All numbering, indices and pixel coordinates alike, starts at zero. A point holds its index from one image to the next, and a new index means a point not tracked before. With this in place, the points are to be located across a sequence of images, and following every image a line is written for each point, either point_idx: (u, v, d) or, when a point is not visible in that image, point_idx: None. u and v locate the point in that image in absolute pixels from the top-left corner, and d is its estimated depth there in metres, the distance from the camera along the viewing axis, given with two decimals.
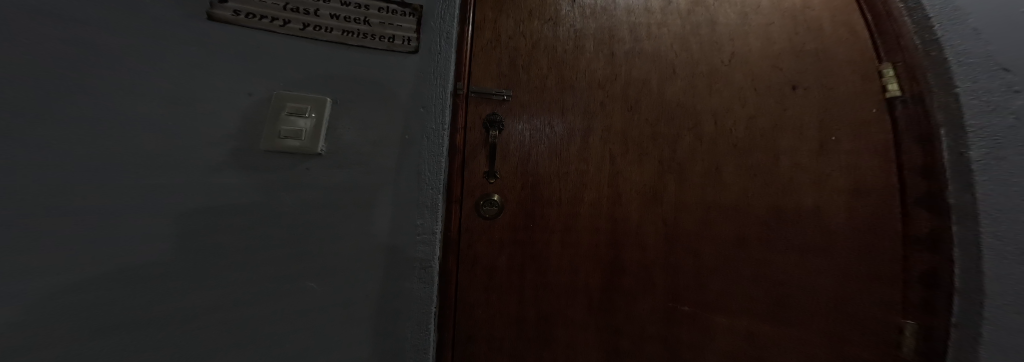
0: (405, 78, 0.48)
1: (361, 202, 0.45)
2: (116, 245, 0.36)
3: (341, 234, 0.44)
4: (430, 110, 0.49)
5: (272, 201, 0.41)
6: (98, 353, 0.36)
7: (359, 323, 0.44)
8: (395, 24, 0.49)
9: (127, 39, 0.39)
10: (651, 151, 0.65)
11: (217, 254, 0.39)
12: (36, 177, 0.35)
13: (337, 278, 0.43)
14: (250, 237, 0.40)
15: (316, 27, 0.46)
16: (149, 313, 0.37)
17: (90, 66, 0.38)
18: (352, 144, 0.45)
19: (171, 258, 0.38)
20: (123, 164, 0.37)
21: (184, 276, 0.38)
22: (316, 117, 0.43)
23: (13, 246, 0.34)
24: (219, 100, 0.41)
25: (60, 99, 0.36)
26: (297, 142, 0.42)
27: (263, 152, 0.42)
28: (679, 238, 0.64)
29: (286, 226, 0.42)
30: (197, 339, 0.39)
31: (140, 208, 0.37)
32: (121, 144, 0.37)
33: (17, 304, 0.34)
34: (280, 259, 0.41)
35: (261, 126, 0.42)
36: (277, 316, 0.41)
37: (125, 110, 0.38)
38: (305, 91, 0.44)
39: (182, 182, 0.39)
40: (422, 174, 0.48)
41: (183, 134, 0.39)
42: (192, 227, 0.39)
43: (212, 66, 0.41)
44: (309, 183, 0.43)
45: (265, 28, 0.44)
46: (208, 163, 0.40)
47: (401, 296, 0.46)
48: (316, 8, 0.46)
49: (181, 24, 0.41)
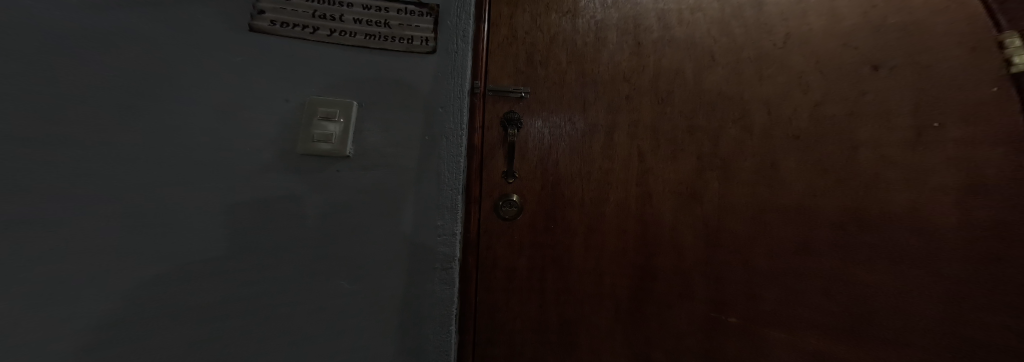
0: (424, 79, 0.50)
1: (382, 203, 0.46)
2: (177, 241, 0.42)
3: (364, 234, 0.46)
4: (447, 110, 0.50)
5: (303, 202, 0.45)
6: (162, 337, 0.41)
7: (381, 321, 0.46)
8: (413, 25, 0.50)
9: (185, 58, 0.44)
10: (687, 147, 0.59)
11: (260, 252, 0.44)
12: (114, 180, 0.40)
13: (363, 276, 0.46)
14: (288, 233, 0.44)
15: (342, 32, 0.49)
16: (204, 303, 0.42)
17: (154, 82, 0.43)
18: (376, 146, 0.47)
19: (222, 253, 0.43)
20: (182, 166, 0.42)
21: (231, 270, 0.43)
22: (344, 122, 0.46)
23: (96, 240, 0.39)
24: (263, 108, 0.46)
25: (133, 108, 0.42)
26: (327, 146, 0.45)
27: (298, 156, 0.45)
28: (724, 243, 0.57)
29: (317, 226, 0.45)
30: (245, 327, 0.43)
31: (197, 207, 0.42)
32: (182, 149, 0.43)
33: (104, 295, 0.39)
34: (313, 257, 0.45)
35: (297, 132, 0.46)
36: (313, 310, 0.45)
37: (185, 120, 0.43)
38: (333, 96, 0.47)
39: (229, 181, 0.43)
40: (441, 174, 0.49)
41: (232, 140, 0.44)
42: (240, 225, 0.43)
43: (255, 76, 0.46)
44: (338, 184, 0.46)
45: (297, 37, 0.48)
46: (255, 167, 0.44)
47: (421, 297, 0.47)
48: (341, 14, 0.49)
49: (227, 39, 0.46)
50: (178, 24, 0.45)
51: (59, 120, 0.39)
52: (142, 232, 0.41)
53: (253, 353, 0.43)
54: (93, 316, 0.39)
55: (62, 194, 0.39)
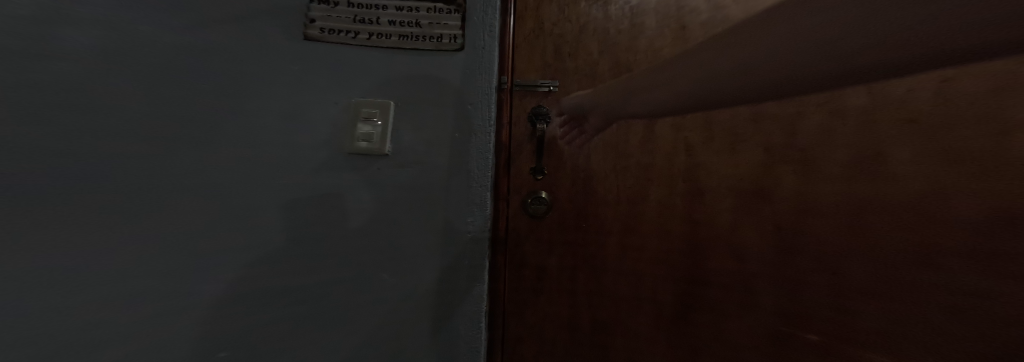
0: (453, 76, 0.50)
1: (418, 199, 0.49)
2: (237, 241, 0.44)
3: (403, 230, 0.48)
4: (476, 106, 0.50)
5: (349, 199, 0.48)
6: (235, 327, 0.44)
7: (419, 314, 0.48)
8: (443, 22, 0.51)
9: (244, 65, 0.47)
10: (750, 139, 0.52)
11: (313, 246, 0.47)
12: (191, 182, 0.43)
13: (403, 271, 0.48)
14: (335, 228, 0.47)
15: (379, 35, 0.51)
16: (267, 294, 0.45)
17: (222, 89, 0.46)
18: (410, 145, 0.49)
19: (283, 248, 0.46)
20: (238, 169, 0.45)
21: (290, 263, 0.46)
22: (383, 123, 0.49)
23: (176, 239, 0.42)
24: (316, 111, 0.49)
25: (205, 113, 0.44)
26: (368, 145, 0.48)
27: (344, 157, 0.49)
28: (795, 250, 0.49)
29: (363, 222, 0.48)
30: (303, 318, 0.46)
31: (261, 206, 0.45)
32: (248, 152, 0.46)
33: (184, 291, 0.42)
34: (358, 251, 0.48)
35: (343, 134, 0.49)
36: (359, 305, 0.47)
37: (250, 124, 0.46)
38: (374, 97, 0.50)
39: (285, 180, 0.47)
40: (470, 171, 0.50)
41: (288, 142, 0.47)
42: (298, 221, 0.47)
43: (308, 81, 0.49)
44: (379, 182, 0.49)
45: (342, 42, 0.50)
46: (312, 167, 0.48)
47: (456, 292, 0.49)
48: (377, 17, 0.51)
49: (285, 46, 0.49)
50: (234, 31, 0.47)
51: (140, 126, 0.41)
52: (202, 236, 0.43)
53: (311, 347, 0.46)
54: (174, 309, 0.42)
55: (128, 202, 0.40)
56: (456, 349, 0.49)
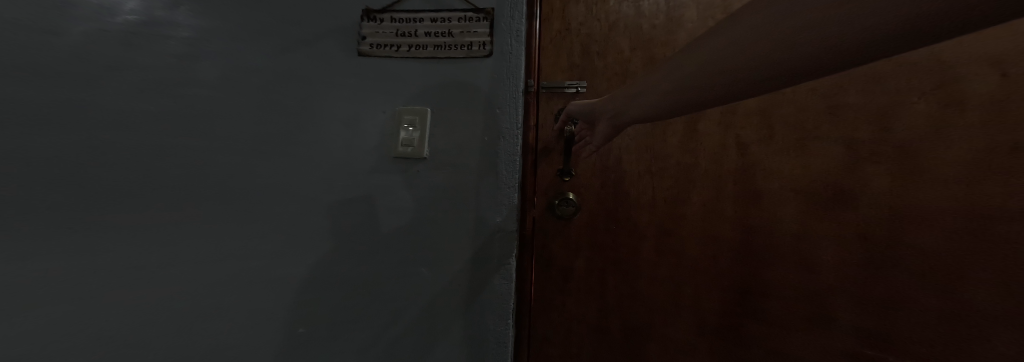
0: (482, 83, 0.52)
1: (452, 201, 0.52)
2: (305, 235, 0.52)
3: (436, 228, 0.52)
4: (504, 110, 0.52)
5: (389, 199, 0.53)
6: (295, 307, 0.51)
7: (451, 307, 0.52)
8: (472, 31, 0.53)
9: (308, 81, 0.54)
10: (824, 134, 0.53)
11: (359, 241, 0.53)
12: (265, 183, 0.51)
13: (440, 269, 0.52)
14: (380, 226, 0.53)
15: (416, 46, 0.54)
16: (322, 280, 0.52)
17: (286, 103, 0.53)
18: (444, 148, 0.53)
19: (333, 240, 0.52)
20: (305, 172, 0.52)
21: (340, 254, 0.52)
22: (419, 128, 0.52)
23: (255, 230, 0.51)
24: (360, 118, 0.54)
25: (273, 125, 0.52)
26: (406, 149, 0.52)
27: (386, 160, 0.53)
28: (881, 258, 0.49)
29: (401, 220, 0.52)
30: (351, 303, 0.52)
31: (317, 204, 0.52)
32: (308, 157, 0.53)
33: (260, 273, 0.51)
34: (398, 245, 0.53)
35: (387, 139, 0.54)
36: (402, 298, 0.52)
37: (309, 133, 0.53)
38: (411, 104, 0.54)
39: (340, 181, 0.53)
40: (498, 173, 0.51)
41: (338, 147, 0.53)
42: (344, 218, 0.53)
43: (358, 93, 0.54)
44: (415, 183, 0.53)
45: (385, 55, 0.55)
46: (359, 170, 0.53)
47: (485, 287, 0.51)
48: (415, 29, 0.54)
49: (335, 61, 0.54)
50: (299, 51, 0.54)
51: (231, 136, 0.51)
52: (280, 230, 0.51)
53: (359, 328, 0.52)
54: (253, 288, 0.50)
55: (224, 199, 0.50)
56: (489, 346, 0.52)
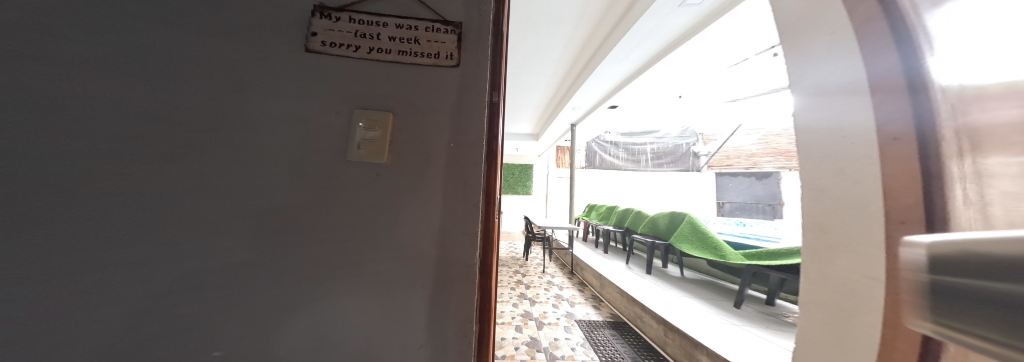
0: (449, 91, 0.52)
1: (414, 211, 0.49)
2: (240, 249, 0.45)
3: (397, 237, 0.49)
4: (471, 117, 0.52)
5: (340, 205, 0.48)
6: (217, 326, 0.45)
7: (411, 317, 0.49)
8: (439, 41, 0.53)
9: (247, 76, 0.47)
10: None
11: (303, 250, 0.47)
12: (185, 184, 0.44)
13: (403, 282, 0.49)
14: (332, 237, 0.47)
15: (378, 50, 0.51)
16: (253, 296, 0.45)
17: (214, 94, 0.46)
18: (408, 151, 0.50)
19: (268, 249, 0.46)
20: (242, 176, 0.46)
21: (279, 268, 0.46)
22: (380, 130, 0.49)
23: (172, 237, 0.44)
24: (309, 116, 0.48)
25: (197, 118, 0.45)
26: (362, 152, 0.48)
27: (337, 162, 0.48)
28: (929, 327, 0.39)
29: (355, 229, 0.48)
30: (287, 321, 0.46)
31: (252, 210, 0.46)
32: (239, 157, 0.46)
33: (175, 288, 0.44)
34: (350, 255, 0.48)
35: (342, 140, 0.49)
36: (360, 313, 0.48)
37: (244, 130, 0.46)
38: (370, 104, 0.50)
39: (282, 187, 0.46)
40: (465, 177, 0.51)
41: (279, 146, 0.47)
42: (284, 225, 0.46)
43: (308, 90, 0.49)
44: (373, 188, 0.49)
45: (341, 54, 0.50)
46: (303, 173, 0.47)
47: (448, 297, 0.49)
48: (378, 32, 0.52)
49: (279, 51, 0.48)
50: (234, 42, 0.47)
51: (141, 129, 0.43)
52: (208, 238, 0.45)
53: (295, 349, 0.46)
54: (168, 304, 0.43)
55: (134, 201, 0.43)
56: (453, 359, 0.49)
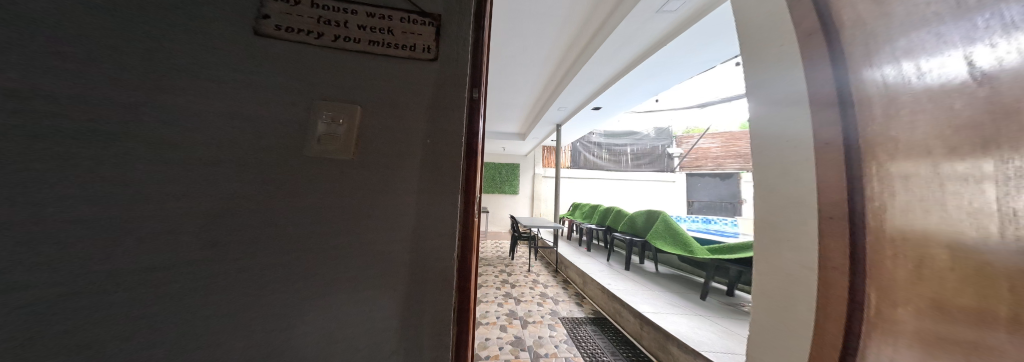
0: (427, 85, 0.48)
1: (386, 212, 0.45)
2: (153, 269, 0.35)
3: (368, 240, 0.44)
4: (450, 113, 0.49)
5: (296, 207, 0.41)
6: None
7: (384, 324, 0.45)
8: (417, 34, 0.49)
9: (163, 53, 0.37)
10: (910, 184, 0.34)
11: (245, 264, 0.39)
12: (53, 186, 0.32)
13: (374, 290, 0.45)
14: (286, 245, 0.40)
15: (346, 38, 0.45)
16: (175, 324, 0.36)
17: (106, 67, 0.34)
18: (382, 146, 0.46)
19: (195, 265, 0.36)
20: (152, 175, 0.35)
21: (214, 287, 0.37)
22: (347, 122, 0.43)
23: (28, 260, 0.31)
24: (253, 102, 0.39)
25: (71, 96, 0.32)
26: (326, 146, 0.42)
27: (293, 158, 0.41)
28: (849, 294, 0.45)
29: (316, 234, 0.42)
30: (227, 347, 0.38)
31: (171, 218, 0.35)
32: (147, 151, 0.35)
33: (39, 329, 0.31)
34: (310, 264, 0.42)
35: (298, 132, 0.41)
36: (326, 333, 0.42)
37: (156, 118, 0.35)
38: (333, 95, 0.43)
39: (221, 190, 0.38)
40: (442, 174, 0.48)
41: (211, 137, 0.37)
42: (218, 234, 0.37)
43: (254, 77, 0.40)
44: (339, 187, 0.43)
45: (300, 41, 0.43)
46: (244, 170, 0.39)
47: (424, 300, 0.47)
48: (346, 20, 0.46)
49: (212, 23, 0.39)
50: (153, 11, 0.38)
51: None
52: (95, 259, 0.33)
53: None
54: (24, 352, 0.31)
55: None
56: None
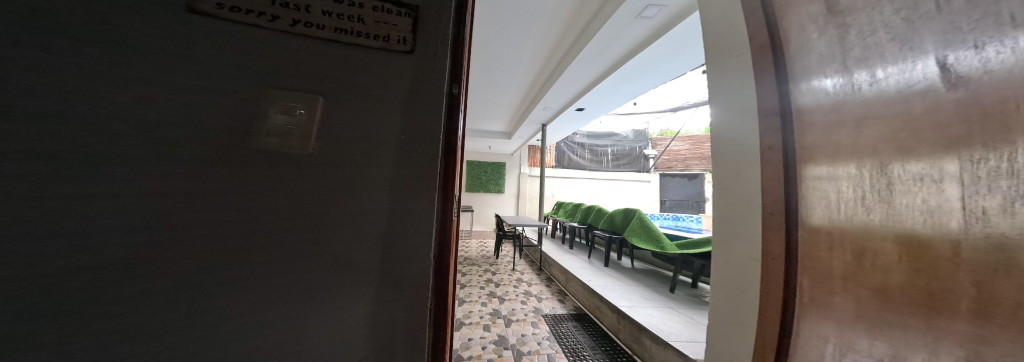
0: (401, 78, 0.44)
1: (352, 214, 0.41)
2: (93, 273, 0.32)
3: (331, 245, 0.40)
4: (425, 108, 0.45)
5: (249, 208, 0.37)
6: None
7: (350, 337, 0.41)
8: (391, 23, 0.45)
9: (97, 37, 0.33)
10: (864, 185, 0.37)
11: (191, 270, 0.35)
12: None
13: (338, 300, 0.40)
14: (237, 249, 0.37)
15: (307, 23, 0.41)
16: (116, 333, 0.33)
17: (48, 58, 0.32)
18: (349, 142, 0.41)
19: (137, 270, 0.33)
20: (87, 170, 0.32)
21: (156, 295, 0.34)
22: (306, 114, 0.39)
23: None
24: (200, 92, 0.36)
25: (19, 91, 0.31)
26: (281, 140, 0.38)
27: (244, 153, 0.37)
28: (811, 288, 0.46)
29: (271, 237, 0.38)
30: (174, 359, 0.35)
31: (108, 218, 0.32)
32: (82, 144, 0.32)
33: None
34: (266, 270, 0.38)
35: (248, 123, 0.37)
36: (284, 343, 0.38)
37: (94, 108, 0.32)
38: (291, 85, 0.39)
39: (161, 188, 0.34)
40: (416, 172, 0.44)
41: (152, 129, 0.34)
42: (161, 236, 0.34)
43: (200, 63, 0.36)
44: (297, 185, 0.39)
45: (251, 23, 0.39)
46: (190, 166, 0.35)
47: (395, 310, 0.43)
48: (308, 4, 0.42)
49: (160, 9, 0.36)
50: None
51: None
52: (34, 259, 0.31)
53: None
54: None
55: None
56: None
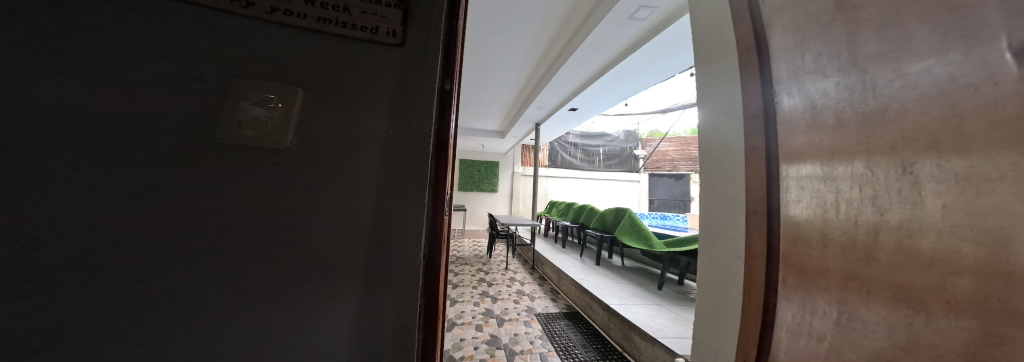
0: (390, 72, 0.43)
1: (336, 212, 0.39)
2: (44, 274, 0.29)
3: (313, 245, 0.38)
4: (416, 103, 0.44)
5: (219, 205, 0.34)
6: None
7: (334, 340, 0.39)
8: (379, 15, 0.44)
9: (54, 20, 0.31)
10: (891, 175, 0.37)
11: (153, 272, 0.32)
12: None
13: (321, 301, 0.38)
14: (205, 249, 0.34)
15: (288, 12, 0.39)
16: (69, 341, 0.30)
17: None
18: (332, 136, 0.39)
19: (95, 271, 0.31)
20: (37, 163, 0.29)
21: (115, 298, 0.31)
22: (283, 107, 0.37)
23: None
24: (164, 80, 0.33)
25: None
26: (255, 133, 0.35)
27: (209, 147, 0.34)
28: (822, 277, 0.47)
29: (244, 236, 0.35)
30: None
31: (60, 215, 0.30)
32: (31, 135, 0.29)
33: None
34: (239, 271, 0.35)
35: (212, 114, 0.34)
36: (263, 346, 0.36)
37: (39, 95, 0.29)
38: (266, 75, 0.37)
39: (116, 182, 0.31)
40: (405, 169, 0.42)
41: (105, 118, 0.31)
42: (119, 235, 0.31)
43: (166, 48, 0.33)
44: (271, 181, 0.36)
45: (218, 6, 0.36)
46: (150, 161, 0.32)
47: (382, 311, 0.41)
48: None
49: None
50: None
51: None
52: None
53: None
54: None
55: None
56: None
